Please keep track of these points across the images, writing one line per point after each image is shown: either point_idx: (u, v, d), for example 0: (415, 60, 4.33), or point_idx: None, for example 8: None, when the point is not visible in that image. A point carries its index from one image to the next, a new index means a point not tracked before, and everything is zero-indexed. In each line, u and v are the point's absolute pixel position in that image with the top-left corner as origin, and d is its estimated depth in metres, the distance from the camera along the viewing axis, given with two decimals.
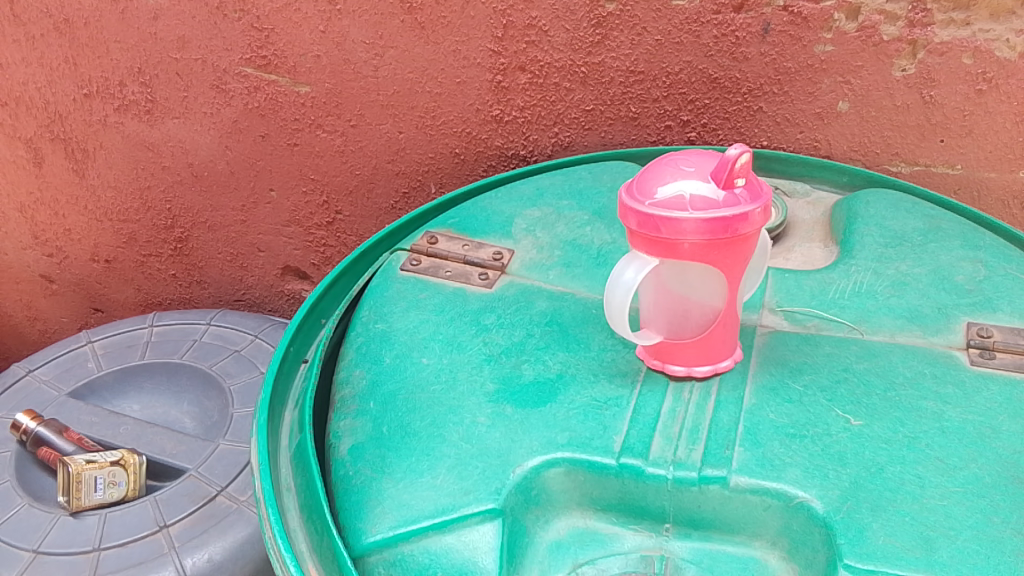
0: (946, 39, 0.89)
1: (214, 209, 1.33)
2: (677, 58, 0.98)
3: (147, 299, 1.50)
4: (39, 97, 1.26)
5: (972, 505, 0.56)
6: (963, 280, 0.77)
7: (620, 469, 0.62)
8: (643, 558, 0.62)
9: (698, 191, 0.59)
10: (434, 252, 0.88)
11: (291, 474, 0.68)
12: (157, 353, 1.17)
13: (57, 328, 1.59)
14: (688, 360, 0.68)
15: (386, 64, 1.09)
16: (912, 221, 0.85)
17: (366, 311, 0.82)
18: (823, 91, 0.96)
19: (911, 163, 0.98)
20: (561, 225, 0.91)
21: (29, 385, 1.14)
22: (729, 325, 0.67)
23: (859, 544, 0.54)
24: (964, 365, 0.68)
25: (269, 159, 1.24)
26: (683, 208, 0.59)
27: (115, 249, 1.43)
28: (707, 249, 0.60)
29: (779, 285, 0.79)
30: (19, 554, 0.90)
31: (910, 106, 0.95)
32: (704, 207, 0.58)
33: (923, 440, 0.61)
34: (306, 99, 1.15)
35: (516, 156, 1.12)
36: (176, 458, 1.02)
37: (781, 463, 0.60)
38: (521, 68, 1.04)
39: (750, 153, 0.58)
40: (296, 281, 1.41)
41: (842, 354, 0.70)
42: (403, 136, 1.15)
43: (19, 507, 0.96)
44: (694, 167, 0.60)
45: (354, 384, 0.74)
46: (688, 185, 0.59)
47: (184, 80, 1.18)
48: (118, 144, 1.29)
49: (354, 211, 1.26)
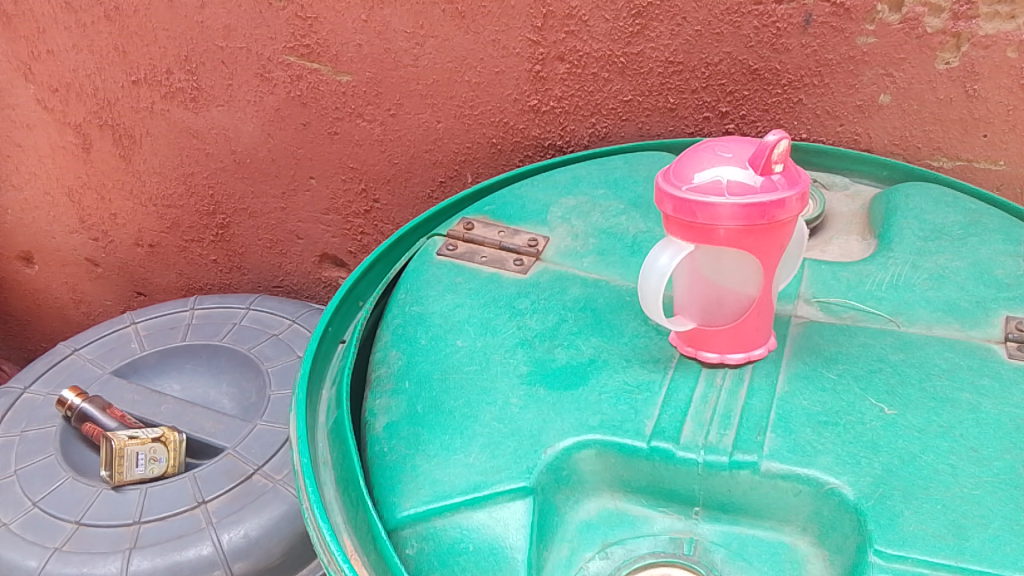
0: (991, 32, 0.88)
1: (255, 196, 1.35)
2: (717, 49, 0.98)
3: (188, 284, 1.53)
4: (89, 84, 1.30)
5: (1006, 494, 0.56)
6: (1003, 274, 0.76)
7: (651, 452, 0.62)
8: (672, 540, 0.62)
9: (736, 176, 0.59)
10: (470, 238, 0.89)
11: (328, 449, 0.69)
12: (198, 335, 1.19)
13: (101, 310, 1.63)
14: (721, 347, 0.68)
15: (427, 53, 1.10)
16: (953, 215, 0.84)
17: (402, 293, 0.83)
18: (864, 84, 0.96)
19: (953, 158, 0.97)
20: (596, 214, 0.91)
21: (74, 363, 1.17)
22: (763, 314, 0.67)
23: (890, 530, 0.54)
24: (1002, 358, 0.67)
25: (310, 148, 1.26)
26: (720, 192, 0.59)
27: (158, 234, 1.47)
28: (743, 235, 0.61)
29: (815, 276, 0.79)
30: (63, 525, 0.93)
31: (952, 101, 0.94)
32: (742, 192, 0.59)
33: (957, 430, 0.61)
34: (347, 87, 1.17)
35: (553, 146, 1.13)
36: (214, 437, 1.04)
37: (813, 450, 0.60)
38: (560, 57, 1.05)
39: (789, 140, 0.58)
40: (334, 268, 1.43)
41: (878, 344, 0.69)
42: (441, 125, 1.16)
43: (63, 479, 0.98)
44: (732, 153, 0.60)
45: (390, 364, 0.75)
46: (726, 170, 0.59)
47: (229, 68, 1.21)
48: (163, 131, 1.32)
49: (391, 200, 1.28)
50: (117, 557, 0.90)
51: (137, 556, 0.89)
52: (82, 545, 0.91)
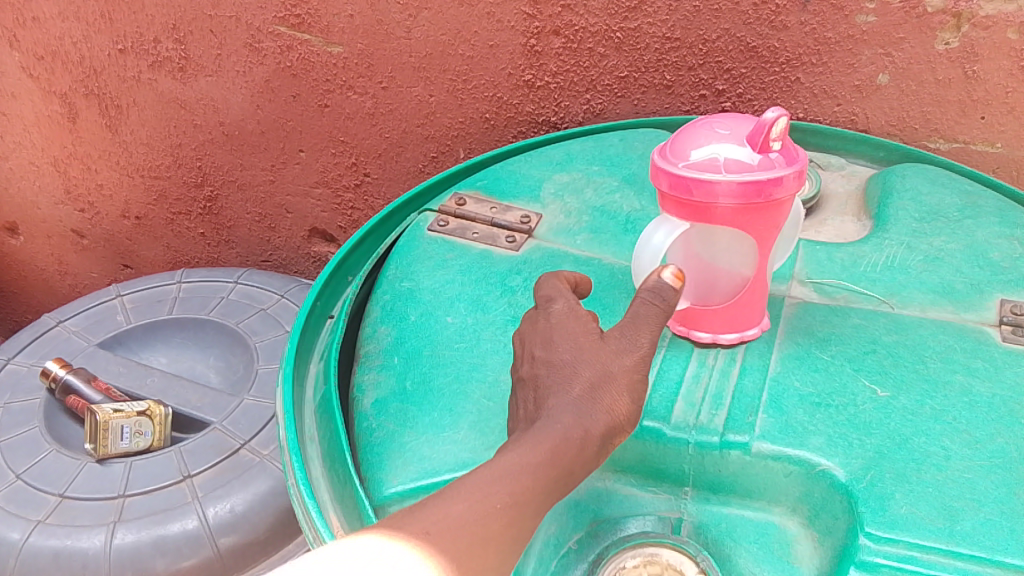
0: (992, 12, 0.87)
1: (245, 168, 1.33)
2: (715, 26, 0.97)
3: (176, 257, 1.52)
4: (75, 51, 1.27)
5: (997, 478, 0.56)
6: (998, 257, 0.75)
7: (641, 432, 0.62)
8: (661, 520, 0.61)
9: (733, 154, 0.58)
10: (462, 214, 0.88)
11: (315, 424, 0.69)
12: (184, 308, 1.18)
13: (87, 282, 1.62)
14: (714, 328, 0.68)
15: (420, 25, 1.08)
16: (948, 197, 0.83)
17: (392, 269, 0.82)
18: (862, 63, 0.94)
19: (949, 140, 0.97)
20: (590, 191, 0.90)
21: (59, 335, 1.15)
22: (760, 294, 0.66)
23: (881, 513, 0.54)
24: (996, 341, 0.67)
25: (301, 120, 1.24)
26: (716, 170, 0.58)
27: (146, 207, 1.45)
28: (740, 213, 0.59)
29: (809, 256, 0.78)
30: (46, 498, 0.92)
31: (951, 82, 0.92)
32: (739, 170, 0.57)
33: (950, 412, 0.60)
34: (339, 59, 1.15)
35: (547, 123, 1.11)
36: (201, 411, 1.03)
37: (804, 431, 0.60)
38: (556, 32, 1.03)
39: (787, 117, 0.57)
40: (323, 243, 1.41)
41: (871, 326, 0.69)
42: (433, 99, 1.15)
43: (47, 451, 0.97)
44: (729, 130, 0.59)
45: (379, 340, 0.74)
46: (723, 147, 0.58)
47: (218, 37, 1.18)
48: (152, 101, 1.29)
49: (382, 174, 1.26)
50: (101, 530, 0.89)
51: (122, 529, 0.89)
52: (66, 518, 0.90)
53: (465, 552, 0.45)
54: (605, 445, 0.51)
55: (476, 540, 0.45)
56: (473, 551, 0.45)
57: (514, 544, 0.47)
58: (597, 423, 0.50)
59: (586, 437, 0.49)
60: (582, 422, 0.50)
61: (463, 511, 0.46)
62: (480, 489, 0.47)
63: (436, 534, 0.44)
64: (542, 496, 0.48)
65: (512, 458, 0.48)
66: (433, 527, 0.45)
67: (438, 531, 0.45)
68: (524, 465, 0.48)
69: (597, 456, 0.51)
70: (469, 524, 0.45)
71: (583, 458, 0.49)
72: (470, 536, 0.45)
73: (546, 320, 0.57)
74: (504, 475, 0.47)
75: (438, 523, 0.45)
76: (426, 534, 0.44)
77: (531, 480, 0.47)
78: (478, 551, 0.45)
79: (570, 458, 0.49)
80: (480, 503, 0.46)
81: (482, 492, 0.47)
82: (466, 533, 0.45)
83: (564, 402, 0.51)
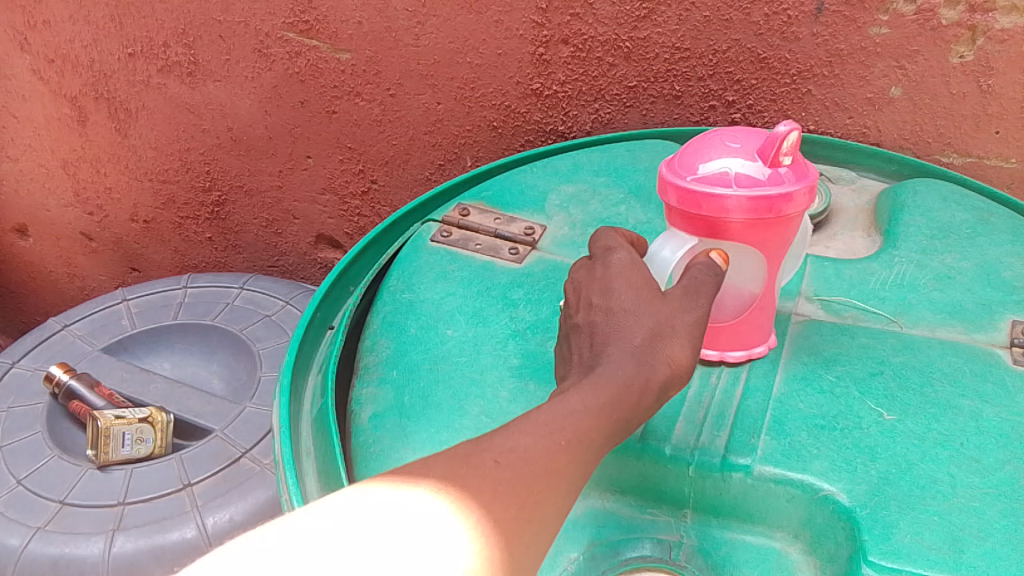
0: (1008, 26, 0.85)
1: (252, 174, 1.33)
2: (725, 36, 0.95)
3: (183, 261, 1.52)
4: (85, 55, 1.27)
5: (1005, 507, 0.54)
6: (1011, 276, 0.74)
7: (641, 451, 0.61)
8: (660, 543, 0.60)
9: (744, 167, 0.56)
10: (466, 224, 0.87)
11: (311, 439, 0.68)
12: (189, 313, 1.17)
13: (95, 285, 1.62)
14: (721, 345, 0.66)
15: (428, 33, 1.07)
16: (961, 213, 0.82)
17: (394, 280, 0.81)
18: (875, 75, 0.93)
19: (963, 154, 0.95)
20: (595, 203, 0.89)
21: (64, 339, 1.15)
22: (764, 314, 0.65)
23: (884, 542, 0.53)
24: (1007, 364, 0.65)
25: (308, 126, 1.23)
26: (727, 184, 0.56)
27: (154, 210, 1.45)
28: (750, 229, 0.58)
29: (817, 273, 0.77)
30: (46, 504, 0.92)
31: (965, 95, 0.91)
32: (749, 184, 0.56)
33: (958, 438, 0.59)
34: (347, 66, 1.14)
35: (555, 132, 1.11)
36: (202, 418, 1.02)
37: (808, 454, 0.58)
38: (564, 40, 1.02)
39: (799, 131, 0.55)
40: (330, 250, 1.41)
41: (879, 346, 0.67)
42: (441, 106, 1.14)
43: (48, 457, 0.97)
44: (740, 144, 0.58)
45: (378, 352, 0.73)
46: (734, 161, 0.57)
47: (227, 43, 1.18)
48: (160, 105, 1.29)
49: (389, 182, 1.26)
50: (100, 538, 0.88)
51: (120, 537, 0.88)
52: (65, 524, 0.90)
53: (532, 483, 0.44)
54: (660, 397, 0.52)
55: (541, 474, 0.45)
56: (538, 486, 0.45)
57: (571, 488, 0.47)
58: (656, 372, 0.51)
59: (645, 385, 0.50)
60: (643, 371, 0.50)
61: (529, 447, 0.45)
62: (544, 427, 0.47)
63: (504, 465, 0.44)
64: (601, 440, 0.48)
65: (581, 396, 0.48)
66: (500, 458, 0.45)
67: (505, 462, 0.45)
68: (592, 405, 0.48)
69: (655, 401, 0.52)
70: (536, 458, 0.45)
71: (642, 405, 0.50)
72: (536, 471, 0.45)
73: (605, 269, 0.57)
74: (569, 415, 0.47)
75: (506, 454, 0.45)
76: (494, 465, 0.44)
77: (593, 421, 0.48)
78: (542, 484, 0.45)
79: (629, 405, 0.49)
80: (545, 439, 0.46)
81: (547, 428, 0.47)
82: (533, 468, 0.45)
83: (623, 350, 0.51)
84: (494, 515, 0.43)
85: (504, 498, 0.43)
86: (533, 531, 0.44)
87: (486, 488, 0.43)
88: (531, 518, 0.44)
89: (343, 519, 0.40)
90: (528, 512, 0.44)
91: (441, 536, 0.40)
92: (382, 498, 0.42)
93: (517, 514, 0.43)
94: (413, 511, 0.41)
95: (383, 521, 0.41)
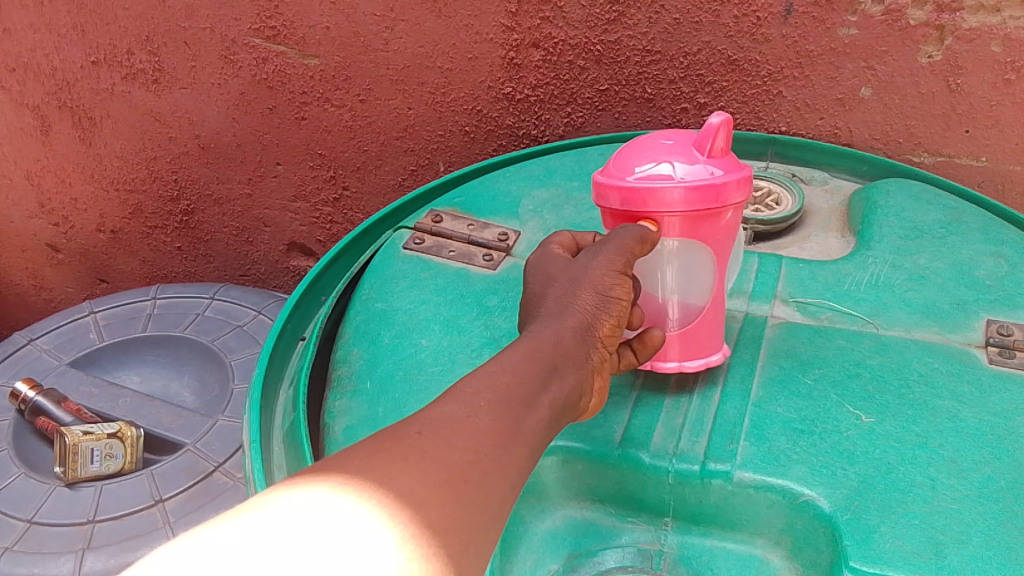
0: (976, 25, 0.85)
1: (221, 181, 1.31)
2: (696, 38, 0.95)
3: (153, 271, 1.49)
4: (46, 63, 1.24)
5: (985, 508, 0.54)
6: (983, 276, 0.74)
7: (619, 459, 0.60)
8: (640, 552, 0.60)
9: (682, 160, 0.55)
10: (438, 231, 0.86)
11: (283, 453, 0.67)
12: (158, 325, 1.15)
13: (62, 297, 1.59)
14: (678, 355, 0.64)
15: (397, 37, 1.06)
16: (933, 213, 0.82)
17: (367, 289, 0.80)
18: (845, 76, 0.93)
19: (933, 154, 0.95)
20: (569, 208, 0.88)
21: (30, 354, 1.13)
22: (715, 317, 0.63)
23: (866, 547, 0.52)
24: (982, 364, 0.65)
25: (277, 133, 1.22)
26: (669, 177, 0.54)
27: (121, 220, 1.42)
28: (696, 223, 0.56)
29: (792, 275, 0.77)
30: (14, 524, 0.89)
31: (935, 95, 0.91)
32: (692, 176, 0.54)
33: (936, 440, 0.59)
34: (315, 71, 1.13)
35: (527, 136, 1.10)
36: (173, 432, 1.00)
37: (787, 459, 0.58)
38: (535, 44, 1.01)
39: (732, 120, 0.54)
40: (302, 258, 1.40)
41: (856, 348, 0.67)
42: (412, 112, 1.13)
43: (15, 475, 0.95)
44: (673, 140, 0.56)
45: (351, 363, 0.72)
46: (671, 154, 0.55)
47: (193, 49, 1.16)
48: (125, 113, 1.27)
49: (361, 188, 1.24)
50: (69, 558, 0.85)
51: (90, 557, 0.85)
52: (32, 545, 0.87)
53: (463, 444, 0.43)
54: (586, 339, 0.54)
55: (471, 438, 0.44)
56: (479, 450, 0.44)
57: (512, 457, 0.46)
58: (569, 318, 0.54)
59: (557, 337, 0.53)
60: (555, 329, 0.54)
61: (460, 415, 0.45)
62: (466, 395, 0.47)
63: (428, 433, 0.43)
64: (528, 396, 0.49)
65: (499, 363, 0.50)
66: (424, 429, 0.44)
67: (430, 432, 0.44)
68: (506, 367, 0.49)
69: (580, 356, 0.54)
70: (462, 420, 0.45)
71: (561, 350, 0.53)
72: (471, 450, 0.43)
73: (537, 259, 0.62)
74: (488, 378, 0.48)
75: (428, 425, 0.44)
76: (416, 435, 0.43)
77: (514, 378, 0.49)
78: (476, 443, 0.44)
79: (547, 352, 0.52)
80: (466, 406, 0.46)
81: (469, 395, 0.47)
82: (472, 438, 0.44)
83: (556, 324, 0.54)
84: (425, 477, 0.41)
85: (437, 462, 0.42)
86: (477, 492, 0.42)
87: (414, 456, 0.42)
88: (471, 476, 0.43)
89: (269, 526, 0.36)
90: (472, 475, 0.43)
91: (374, 524, 0.37)
92: (308, 498, 0.38)
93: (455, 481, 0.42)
94: (335, 514, 0.37)
95: (315, 521, 0.37)
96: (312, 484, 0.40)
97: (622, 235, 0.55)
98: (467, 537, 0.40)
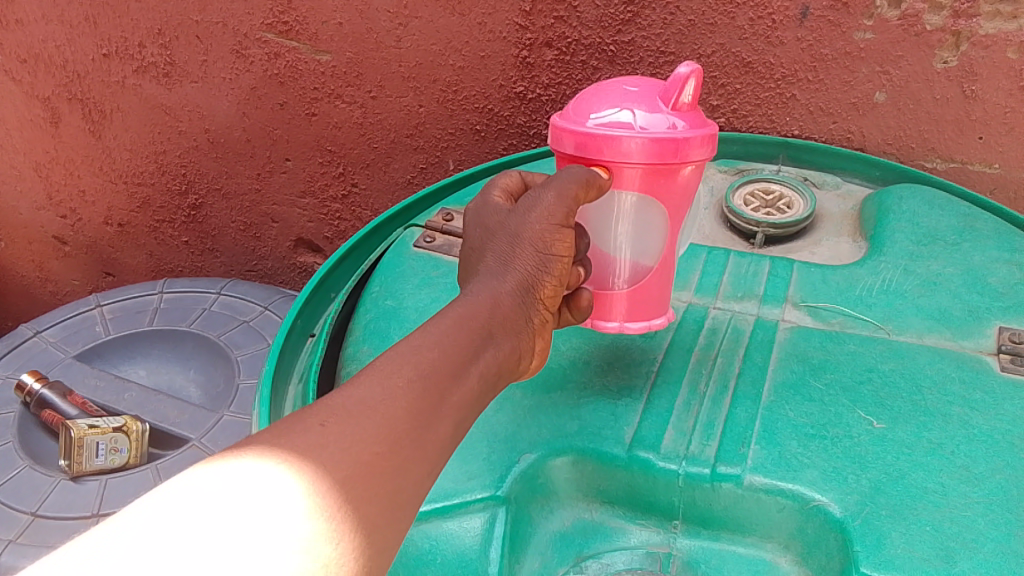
0: (992, 31, 0.85)
1: (230, 176, 1.31)
2: (710, 40, 0.95)
3: (159, 265, 1.49)
4: (58, 55, 1.24)
5: (996, 516, 0.54)
6: (996, 282, 0.74)
7: (629, 462, 0.60)
8: (649, 555, 0.60)
9: (644, 110, 0.53)
10: (449, 230, 0.86)
11: None
12: (164, 319, 1.15)
13: (68, 290, 1.59)
14: (620, 314, 0.63)
15: (410, 35, 1.06)
16: (946, 218, 0.81)
17: (376, 286, 0.80)
18: (859, 80, 0.93)
19: (947, 159, 0.94)
20: None
21: (35, 346, 1.12)
22: (662, 278, 0.63)
23: (876, 552, 0.52)
24: (995, 371, 0.65)
25: (287, 129, 1.22)
26: (627, 127, 0.53)
27: (128, 214, 1.42)
28: (653, 177, 0.54)
29: (803, 279, 0.76)
30: (18, 516, 0.89)
31: (949, 100, 0.91)
32: (652, 127, 0.52)
33: (947, 446, 0.58)
34: (327, 67, 1.12)
35: (538, 135, 1.10)
36: (177, 426, 1.00)
37: (799, 464, 0.58)
38: (548, 44, 1.01)
39: (700, 74, 0.53)
40: (309, 254, 1.39)
41: (868, 353, 0.67)
42: (422, 109, 1.13)
43: (20, 468, 0.94)
44: (637, 89, 0.55)
45: (361, 360, 0.72)
46: (633, 103, 0.53)
47: (204, 43, 1.16)
48: (136, 106, 1.27)
49: (369, 185, 1.24)
50: None
51: None
52: (37, 538, 0.87)
53: (373, 433, 0.42)
54: (525, 301, 0.54)
55: (384, 426, 0.43)
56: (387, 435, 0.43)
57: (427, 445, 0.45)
58: (504, 283, 0.54)
59: (495, 300, 0.53)
60: (492, 292, 0.53)
61: (375, 397, 0.44)
62: (384, 376, 0.45)
63: (331, 425, 0.42)
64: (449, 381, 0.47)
65: (422, 337, 0.49)
66: (327, 420, 0.42)
67: (334, 422, 0.42)
68: (428, 342, 0.48)
69: (512, 324, 0.53)
70: (376, 407, 0.43)
71: (497, 318, 0.52)
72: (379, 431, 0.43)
73: None
74: (409, 358, 0.47)
75: (334, 415, 0.42)
76: (319, 428, 0.42)
77: (437, 361, 0.47)
78: (386, 433, 0.43)
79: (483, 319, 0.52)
80: (384, 388, 0.44)
81: (383, 375, 0.45)
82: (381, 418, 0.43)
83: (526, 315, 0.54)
84: (329, 473, 0.40)
85: (343, 456, 0.41)
86: (385, 483, 0.42)
87: (316, 451, 0.40)
88: (380, 467, 0.42)
89: (167, 520, 0.35)
90: (379, 468, 0.42)
91: (285, 520, 0.37)
92: (205, 485, 0.37)
93: (362, 475, 0.41)
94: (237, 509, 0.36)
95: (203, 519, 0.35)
96: (209, 470, 0.38)
97: (558, 180, 0.53)
98: (368, 537, 0.39)
